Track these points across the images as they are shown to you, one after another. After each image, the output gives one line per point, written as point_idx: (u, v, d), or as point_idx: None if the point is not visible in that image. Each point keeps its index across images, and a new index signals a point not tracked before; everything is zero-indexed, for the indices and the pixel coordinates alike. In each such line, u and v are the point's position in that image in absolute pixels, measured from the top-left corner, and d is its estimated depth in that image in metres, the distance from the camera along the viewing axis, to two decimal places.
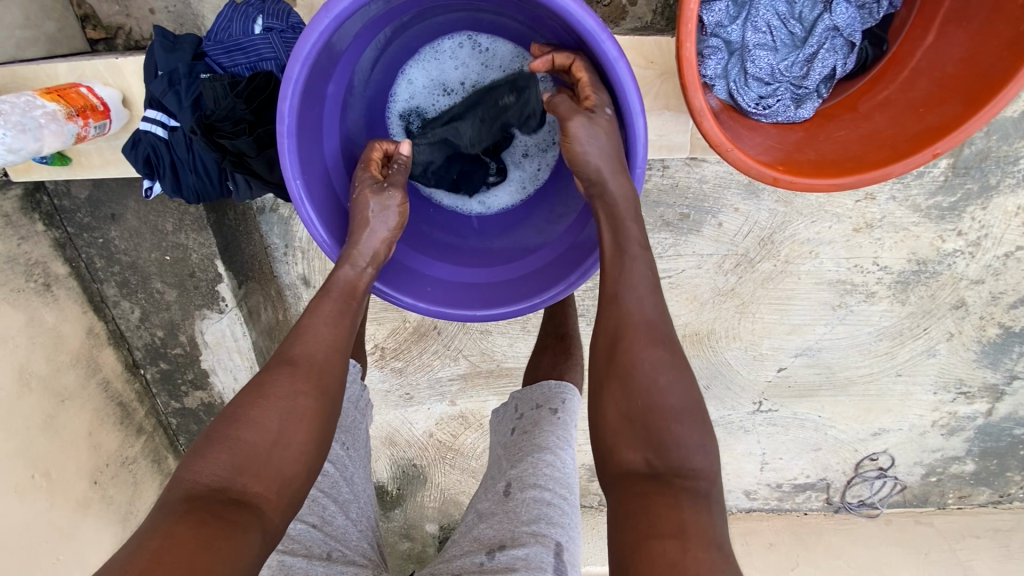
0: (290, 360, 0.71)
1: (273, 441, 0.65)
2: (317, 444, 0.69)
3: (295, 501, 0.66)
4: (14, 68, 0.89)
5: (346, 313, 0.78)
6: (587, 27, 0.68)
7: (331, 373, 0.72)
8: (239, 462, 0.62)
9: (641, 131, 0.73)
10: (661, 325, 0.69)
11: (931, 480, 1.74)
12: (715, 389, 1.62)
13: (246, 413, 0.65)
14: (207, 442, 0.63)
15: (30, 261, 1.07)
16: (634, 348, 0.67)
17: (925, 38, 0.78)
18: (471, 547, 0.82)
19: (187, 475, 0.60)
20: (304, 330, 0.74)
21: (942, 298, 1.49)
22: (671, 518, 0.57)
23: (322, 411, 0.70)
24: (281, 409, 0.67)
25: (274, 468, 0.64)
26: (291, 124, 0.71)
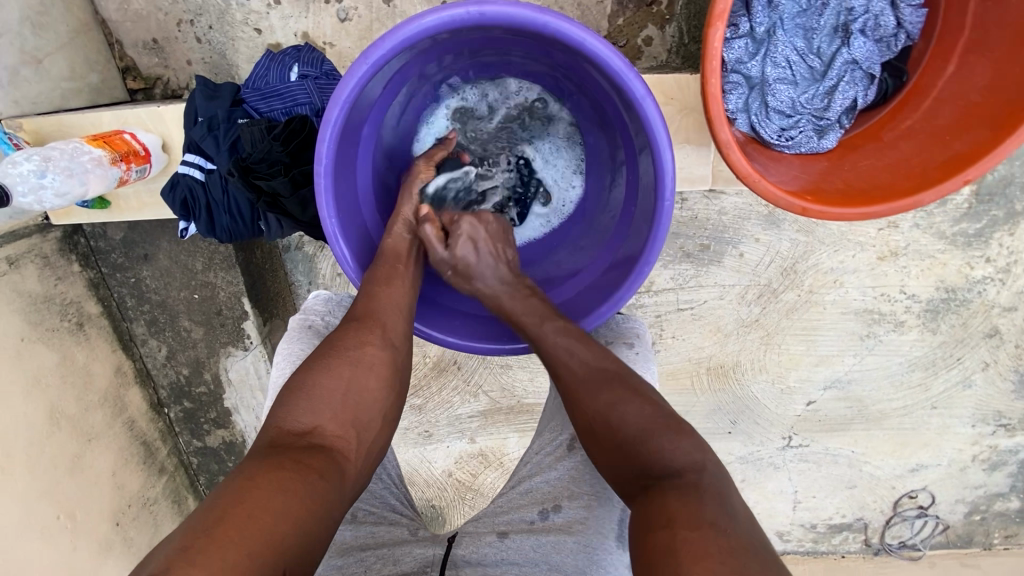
0: (355, 318, 0.77)
1: (345, 388, 0.70)
2: (386, 396, 0.74)
3: (370, 452, 0.70)
4: (62, 117, 0.95)
5: (396, 275, 0.82)
6: (614, 67, 0.69)
7: (395, 330, 0.78)
8: (317, 406, 0.68)
9: (667, 165, 0.72)
10: (605, 366, 0.77)
11: (975, 520, 1.65)
12: (743, 424, 1.58)
13: (318, 364, 0.71)
14: (289, 395, 0.68)
15: (65, 301, 1.09)
16: (583, 401, 0.76)
17: (945, 68, 0.78)
18: (523, 501, 0.90)
19: (274, 420, 0.66)
20: (367, 292, 0.79)
21: (975, 326, 1.46)
22: (658, 513, 0.60)
23: (388, 363, 0.75)
24: (350, 360, 0.72)
25: (347, 412, 0.69)
26: (328, 165, 0.72)
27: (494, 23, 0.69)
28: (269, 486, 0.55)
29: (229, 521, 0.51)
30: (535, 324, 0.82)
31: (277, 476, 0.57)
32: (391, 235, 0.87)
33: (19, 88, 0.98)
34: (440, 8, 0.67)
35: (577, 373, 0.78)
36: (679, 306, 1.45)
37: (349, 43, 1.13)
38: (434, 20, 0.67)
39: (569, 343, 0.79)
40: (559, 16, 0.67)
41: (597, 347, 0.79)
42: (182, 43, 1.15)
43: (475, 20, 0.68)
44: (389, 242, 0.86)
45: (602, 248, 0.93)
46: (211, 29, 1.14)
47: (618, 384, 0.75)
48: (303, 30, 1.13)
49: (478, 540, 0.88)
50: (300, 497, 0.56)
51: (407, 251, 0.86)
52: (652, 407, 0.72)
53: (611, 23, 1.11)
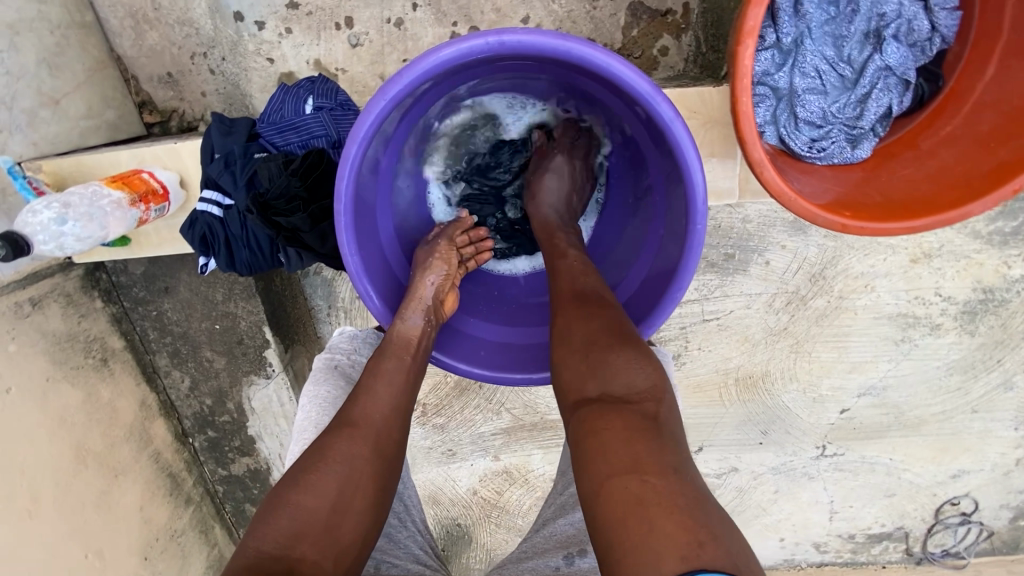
0: (349, 424, 0.73)
1: (331, 506, 0.66)
2: (373, 510, 0.71)
3: (346, 575, 0.66)
4: (82, 158, 0.95)
5: (403, 372, 0.79)
6: (640, 90, 0.66)
7: (387, 438, 0.75)
8: (300, 528, 0.63)
9: (699, 186, 0.69)
10: (593, 292, 0.76)
11: (1022, 525, 1.58)
12: (774, 434, 1.53)
13: (306, 478, 0.67)
14: (270, 510, 0.65)
15: (88, 338, 1.10)
16: (567, 313, 0.74)
17: (985, 70, 0.75)
18: (546, 545, 0.87)
19: (250, 540, 0.62)
20: (364, 391, 0.76)
21: (1015, 327, 1.40)
22: (622, 448, 0.57)
23: (377, 475, 0.72)
24: (341, 474, 0.69)
25: (329, 534, 0.65)
26: (348, 203, 0.71)
27: (515, 52, 0.66)
28: None
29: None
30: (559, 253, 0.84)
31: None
32: (405, 319, 0.81)
33: (38, 129, 0.99)
34: (458, 39, 0.65)
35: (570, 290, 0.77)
36: (704, 316, 1.42)
37: (362, 68, 1.12)
38: (452, 53, 0.65)
39: (577, 267, 0.80)
40: (583, 42, 0.64)
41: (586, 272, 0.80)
42: (196, 75, 1.15)
43: (495, 50, 0.65)
44: (403, 328, 0.80)
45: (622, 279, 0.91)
46: (224, 60, 1.14)
47: (601, 307, 0.74)
48: (316, 58, 1.12)
49: None
50: None
51: (419, 342, 0.81)
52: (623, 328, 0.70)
53: (625, 35, 1.09)
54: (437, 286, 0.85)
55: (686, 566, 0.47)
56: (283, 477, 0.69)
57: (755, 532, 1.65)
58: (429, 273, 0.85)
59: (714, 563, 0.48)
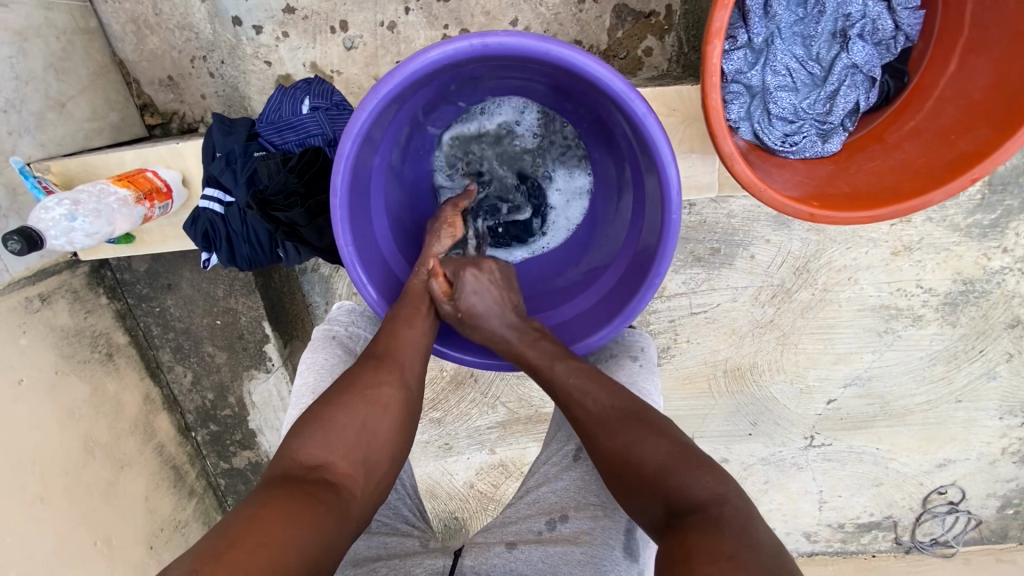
0: (375, 355, 0.78)
1: (360, 426, 0.71)
2: (400, 433, 0.75)
3: (372, 495, 0.70)
4: (87, 158, 0.99)
5: (417, 317, 0.84)
6: (616, 89, 0.70)
7: (412, 370, 0.79)
8: (333, 443, 0.68)
9: (673, 179, 0.73)
10: (620, 406, 0.78)
11: (1009, 514, 1.62)
12: (763, 425, 1.57)
13: (337, 399, 0.72)
14: (304, 425, 0.70)
15: (94, 333, 1.13)
16: (601, 440, 0.76)
17: (946, 68, 0.79)
18: (531, 511, 0.89)
19: (288, 452, 0.67)
20: (390, 328, 0.81)
21: (996, 317, 1.44)
22: (679, 552, 0.61)
23: (402, 404, 0.77)
24: (369, 398, 0.73)
25: (360, 450, 0.70)
26: (343, 197, 0.74)
27: (498, 53, 0.70)
28: (280, 520, 0.56)
29: (243, 544, 0.52)
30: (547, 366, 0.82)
31: (297, 503, 0.59)
32: (419, 274, 0.90)
33: (46, 131, 1.03)
34: (445, 42, 0.68)
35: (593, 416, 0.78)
36: (692, 310, 1.46)
37: (357, 70, 1.16)
38: (439, 54, 0.69)
39: (584, 384, 0.80)
40: (561, 43, 0.68)
41: (612, 385, 0.80)
42: (196, 79, 1.19)
43: (478, 52, 0.69)
44: (416, 282, 0.89)
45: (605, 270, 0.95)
46: (223, 64, 1.18)
47: (646, 423, 0.75)
48: (312, 60, 1.16)
49: (487, 551, 0.84)
50: (308, 530, 0.57)
51: (429, 292, 0.88)
52: (671, 441, 0.73)
53: (611, 36, 1.13)
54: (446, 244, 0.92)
55: None
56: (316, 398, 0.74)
57: None
58: (438, 233, 0.92)
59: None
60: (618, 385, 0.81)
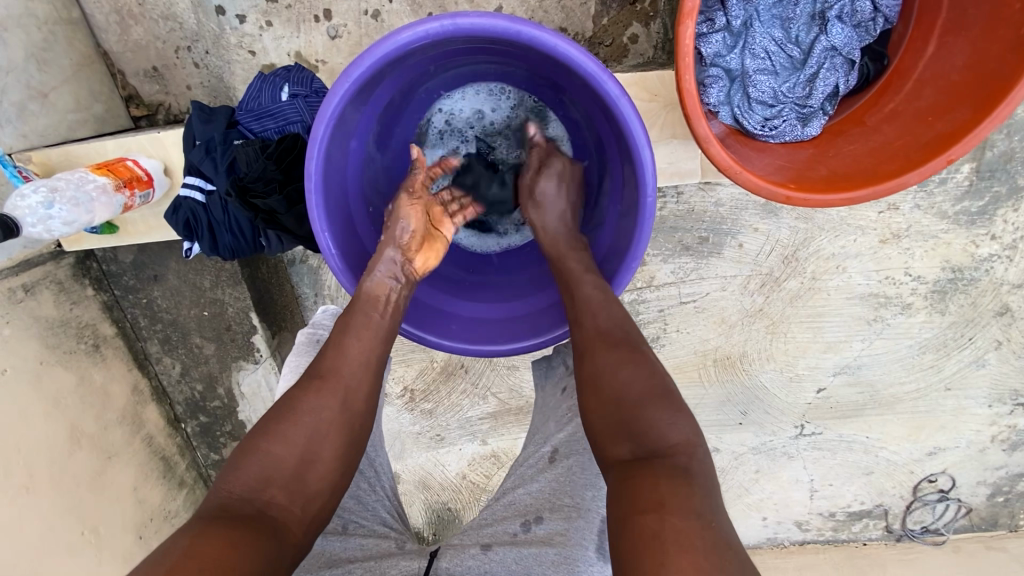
0: (318, 376, 0.75)
1: (300, 456, 0.70)
2: (344, 458, 0.74)
3: (314, 521, 0.70)
4: (69, 148, 0.99)
5: (369, 328, 0.80)
6: (588, 70, 0.69)
7: (358, 390, 0.77)
8: (269, 474, 0.67)
9: (648, 162, 0.72)
10: (620, 330, 0.78)
11: (998, 501, 1.62)
12: (754, 414, 1.57)
13: (274, 428, 0.70)
14: (240, 455, 0.68)
15: (80, 324, 1.14)
16: (593, 358, 0.77)
17: (925, 50, 0.79)
18: (505, 513, 0.89)
19: (223, 482, 0.66)
20: (334, 347, 0.78)
21: (984, 305, 1.44)
22: (650, 494, 0.61)
23: (347, 427, 0.74)
24: (308, 427, 0.71)
25: (298, 480, 0.69)
26: (317, 181, 0.74)
27: (471, 33, 0.70)
28: (212, 555, 0.56)
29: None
30: (579, 274, 0.84)
31: (228, 537, 0.58)
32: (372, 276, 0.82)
33: (28, 122, 1.03)
34: (415, 23, 0.68)
35: (594, 333, 0.79)
36: (682, 300, 1.46)
37: (341, 59, 1.16)
38: (410, 35, 0.69)
39: (599, 298, 0.81)
40: (532, 24, 0.67)
41: (619, 308, 0.80)
42: (180, 69, 1.19)
43: (449, 33, 0.69)
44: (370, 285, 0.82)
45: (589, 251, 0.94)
46: (207, 54, 1.17)
47: (638, 353, 0.76)
48: (296, 50, 1.16)
49: (461, 554, 0.86)
50: (241, 562, 0.57)
51: (385, 298, 0.82)
52: (657, 378, 0.73)
53: (596, 23, 1.13)
54: (401, 246, 0.86)
55: None
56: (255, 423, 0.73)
57: (739, 512, 1.68)
58: (391, 233, 0.86)
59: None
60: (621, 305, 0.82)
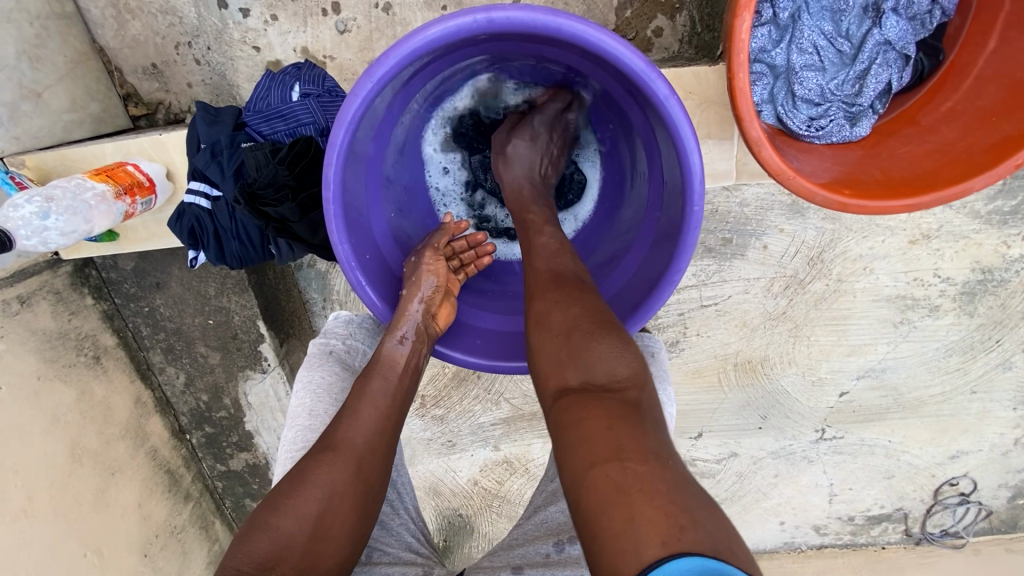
0: (331, 445, 0.71)
1: (312, 530, 0.65)
2: (357, 531, 0.70)
3: None
4: (65, 152, 0.94)
5: (386, 394, 0.77)
6: (634, 69, 0.64)
7: (372, 458, 0.73)
8: (280, 551, 0.63)
9: (695, 167, 0.67)
10: (571, 275, 0.74)
11: (1021, 505, 1.58)
12: (774, 418, 1.53)
13: (285, 501, 0.66)
14: (249, 532, 0.64)
15: (80, 335, 1.08)
16: (540, 296, 0.72)
17: (985, 46, 0.74)
18: (538, 533, 0.86)
19: (231, 562, 0.62)
20: (350, 413, 0.75)
21: (1014, 306, 1.39)
22: (603, 436, 0.54)
23: (361, 497, 0.70)
24: (320, 499, 0.67)
25: (312, 558, 0.65)
26: (336, 190, 0.69)
27: (504, 30, 0.65)
28: None
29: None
30: (536, 227, 0.82)
31: None
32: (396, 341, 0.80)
33: (20, 123, 0.97)
34: (445, 17, 0.63)
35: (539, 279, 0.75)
36: (702, 302, 1.41)
37: (350, 55, 1.10)
38: (440, 31, 0.63)
39: (554, 249, 0.78)
40: (573, 18, 0.62)
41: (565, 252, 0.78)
42: (181, 66, 1.13)
43: (483, 27, 0.63)
44: (391, 349, 0.79)
45: (621, 259, 0.89)
46: (209, 49, 1.11)
47: (584, 293, 0.71)
48: (303, 45, 1.10)
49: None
50: None
51: (404, 359, 0.79)
52: (603, 314, 0.68)
53: (619, 16, 1.07)
54: (425, 303, 0.82)
55: (669, 553, 0.45)
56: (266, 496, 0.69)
57: (756, 516, 1.65)
58: (416, 290, 0.82)
59: (696, 546, 0.45)
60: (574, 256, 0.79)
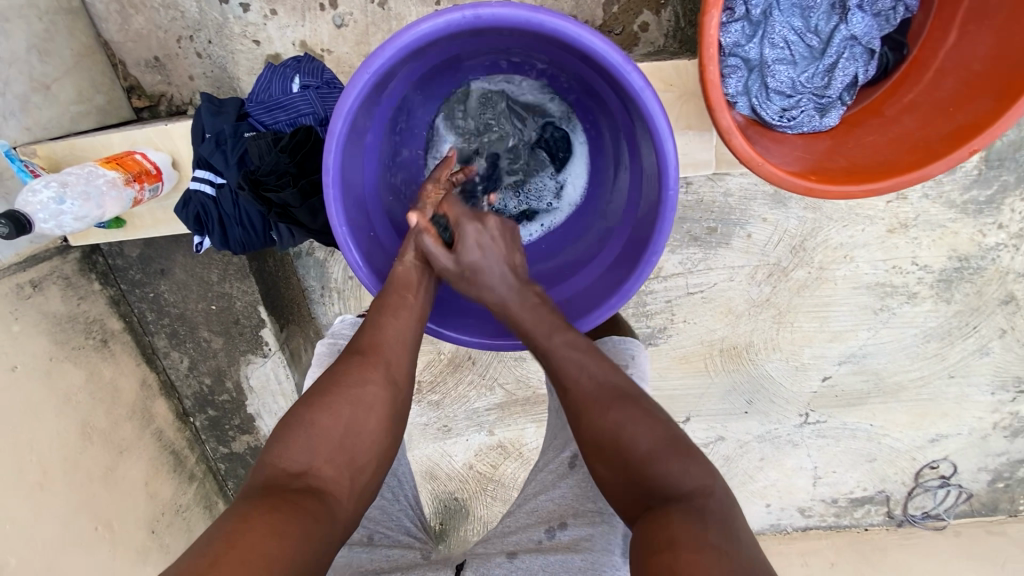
0: (361, 352, 0.77)
1: (345, 430, 0.70)
2: (387, 435, 0.74)
3: (358, 501, 0.70)
4: (74, 142, 0.98)
5: (405, 307, 0.81)
6: (612, 62, 0.68)
7: (399, 366, 0.78)
8: (316, 449, 0.68)
9: (670, 153, 0.72)
10: (613, 386, 0.76)
11: (999, 487, 1.64)
12: (759, 403, 1.58)
13: (319, 403, 0.71)
14: (285, 430, 0.69)
15: (88, 319, 1.13)
16: (590, 417, 0.75)
17: (945, 40, 0.79)
18: (529, 520, 0.90)
19: (269, 459, 0.67)
20: (374, 326, 0.79)
21: (990, 294, 1.44)
22: (662, 534, 0.61)
23: (390, 402, 0.75)
24: (352, 403, 0.72)
25: (346, 454, 0.69)
26: (335, 176, 0.73)
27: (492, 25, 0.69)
28: (264, 532, 0.55)
29: (231, 554, 0.52)
30: (546, 338, 0.80)
31: (273, 518, 0.57)
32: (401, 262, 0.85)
33: (31, 114, 1.01)
34: (436, 13, 0.67)
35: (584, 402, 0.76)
36: (689, 290, 1.46)
37: (347, 49, 1.14)
38: (431, 26, 0.67)
39: (580, 359, 0.78)
40: (555, 15, 0.66)
41: (605, 365, 0.78)
42: (183, 59, 1.17)
43: (471, 23, 0.68)
44: (400, 270, 0.84)
45: (604, 244, 0.94)
46: (211, 43, 1.15)
47: (638, 405, 0.74)
48: (301, 39, 1.14)
49: (488, 561, 0.86)
50: (293, 538, 0.57)
51: (418, 280, 0.84)
52: (662, 427, 0.72)
53: (606, 12, 1.11)
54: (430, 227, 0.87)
55: None
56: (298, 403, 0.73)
57: (743, 499, 1.70)
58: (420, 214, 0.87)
59: None
60: (605, 359, 0.79)
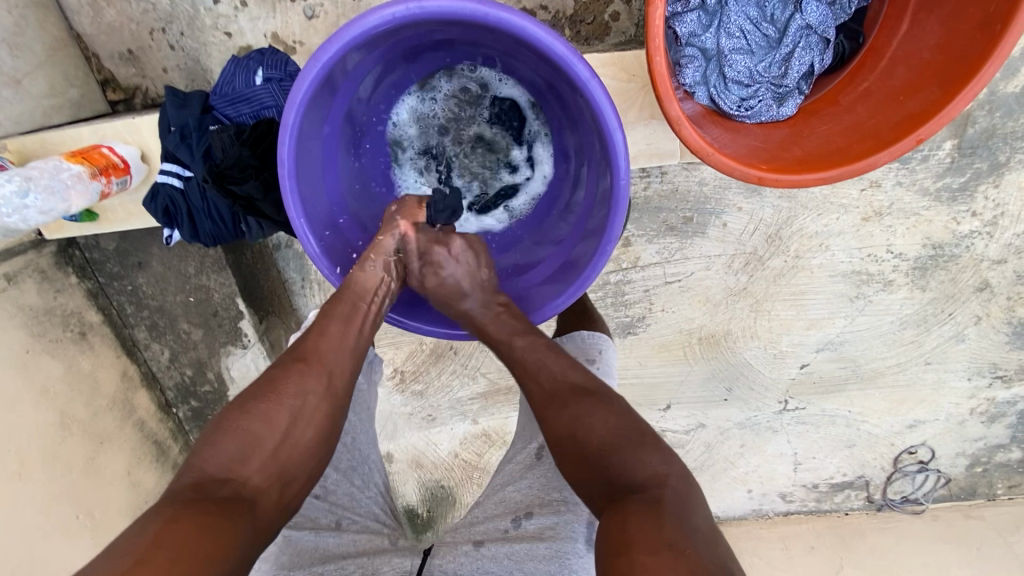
0: (302, 358, 0.78)
1: (278, 437, 0.71)
2: (320, 443, 0.76)
3: (283, 510, 0.71)
4: (43, 135, 0.99)
5: (357, 315, 0.84)
6: (557, 53, 0.69)
7: (337, 374, 0.80)
8: (246, 453, 0.68)
9: (620, 144, 0.73)
10: (567, 384, 0.79)
11: (977, 471, 1.66)
12: (738, 391, 1.60)
13: (253, 407, 0.72)
14: (216, 432, 0.69)
15: (66, 312, 1.14)
16: (552, 418, 0.77)
17: (898, 30, 0.83)
18: (496, 511, 0.92)
19: (196, 461, 0.67)
20: (318, 332, 0.82)
21: (965, 280, 1.45)
22: (620, 535, 0.60)
23: (328, 412, 0.77)
24: (289, 407, 0.73)
25: (278, 460, 0.71)
26: (290, 167, 0.75)
27: (438, 16, 0.70)
28: (188, 535, 0.57)
29: (150, 561, 0.53)
30: (506, 338, 0.85)
31: (199, 520, 0.59)
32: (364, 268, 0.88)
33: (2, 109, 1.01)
34: (381, 7, 0.68)
35: (545, 392, 0.80)
36: (667, 279, 1.47)
37: (319, 40, 1.14)
38: (377, 19, 0.68)
39: (539, 358, 0.82)
40: (499, 6, 0.67)
41: (563, 362, 0.81)
42: (156, 52, 1.17)
43: (417, 16, 0.69)
44: (361, 276, 0.87)
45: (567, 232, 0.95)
46: (183, 36, 1.15)
47: (602, 399, 0.76)
48: (272, 31, 1.14)
49: (455, 550, 0.89)
50: (218, 543, 0.58)
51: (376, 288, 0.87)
52: (617, 420, 0.73)
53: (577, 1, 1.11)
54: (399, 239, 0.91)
55: None
56: (231, 403, 0.74)
57: (724, 485, 1.72)
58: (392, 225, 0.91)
59: None
60: (566, 358, 0.83)
